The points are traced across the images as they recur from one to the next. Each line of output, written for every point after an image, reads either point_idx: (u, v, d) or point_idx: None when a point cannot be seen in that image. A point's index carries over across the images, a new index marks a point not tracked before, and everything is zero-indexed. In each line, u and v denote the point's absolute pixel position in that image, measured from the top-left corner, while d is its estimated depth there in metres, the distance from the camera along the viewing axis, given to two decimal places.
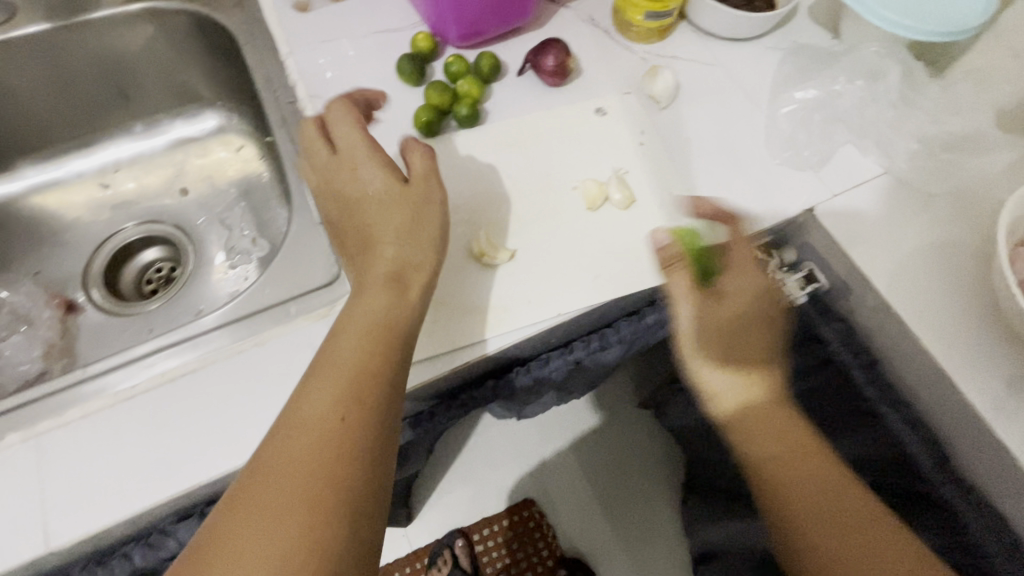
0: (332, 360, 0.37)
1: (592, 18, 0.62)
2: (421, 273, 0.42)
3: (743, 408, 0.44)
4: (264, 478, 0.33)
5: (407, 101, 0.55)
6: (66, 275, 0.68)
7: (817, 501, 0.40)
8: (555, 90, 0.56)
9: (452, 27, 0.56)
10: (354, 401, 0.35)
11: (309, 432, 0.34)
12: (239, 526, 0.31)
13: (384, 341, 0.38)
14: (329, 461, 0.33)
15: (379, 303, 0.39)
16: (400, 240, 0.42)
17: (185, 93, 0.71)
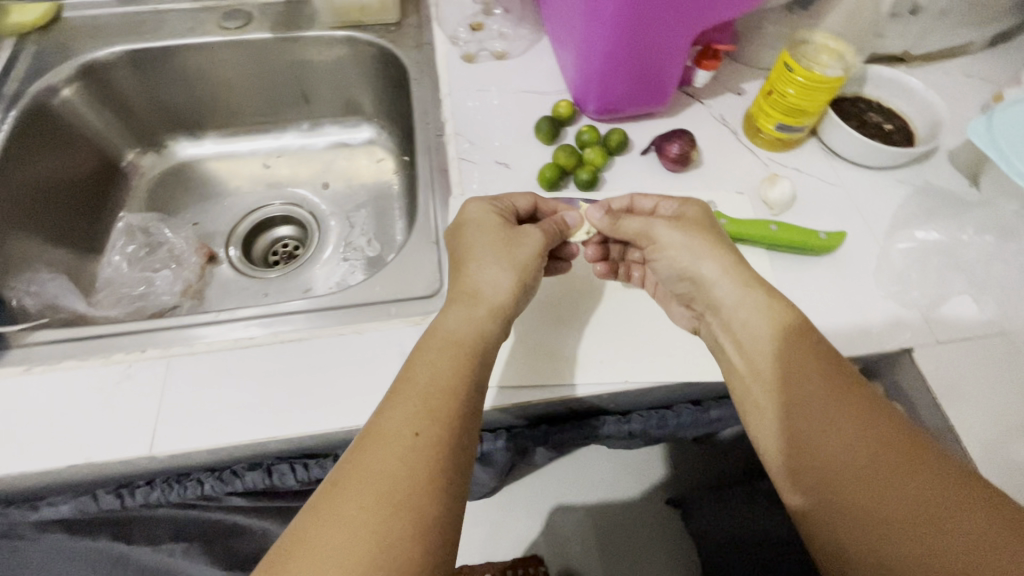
0: (418, 380, 0.40)
1: (723, 117, 0.65)
2: (503, 302, 0.46)
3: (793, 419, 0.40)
4: (348, 502, 0.34)
5: (536, 157, 0.61)
6: (215, 230, 0.80)
7: (876, 480, 0.35)
8: (673, 175, 0.60)
9: (593, 100, 0.62)
10: (430, 421, 0.38)
11: (389, 452, 0.36)
12: (318, 536, 0.33)
13: (473, 372, 0.41)
14: (408, 489, 0.35)
15: (469, 324, 0.44)
16: (484, 263, 0.47)
17: (353, 107, 0.83)
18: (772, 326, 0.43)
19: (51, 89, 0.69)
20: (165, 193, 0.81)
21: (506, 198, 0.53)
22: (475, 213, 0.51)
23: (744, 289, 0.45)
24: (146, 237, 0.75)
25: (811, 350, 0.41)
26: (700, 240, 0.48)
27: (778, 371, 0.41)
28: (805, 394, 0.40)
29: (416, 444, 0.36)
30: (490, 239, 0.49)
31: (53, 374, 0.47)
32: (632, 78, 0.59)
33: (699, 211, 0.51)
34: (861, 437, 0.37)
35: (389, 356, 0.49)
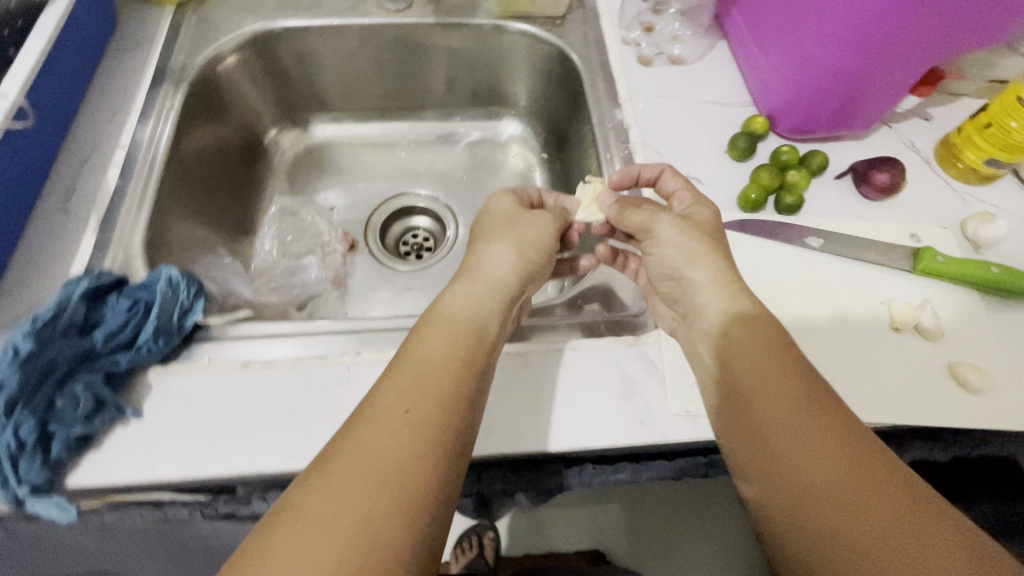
0: (416, 358, 0.38)
1: (913, 144, 0.63)
2: (502, 295, 0.46)
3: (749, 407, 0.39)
4: (338, 467, 0.31)
5: (729, 173, 0.60)
6: (352, 216, 0.79)
7: (847, 495, 0.32)
8: (872, 203, 0.58)
9: (792, 117, 0.60)
10: (422, 398, 0.35)
11: (380, 427, 0.33)
12: (289, 535, 0.28)
13: (473, 347, 0.40)
14: (397, 460, 0.31)
15: (475, 306, 0.44)
16: (499, 244, 0.50)
17: (498, 99, 0.81)
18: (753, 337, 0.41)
19: (218, 58, 0.67)
20: (303, 173, 0.80)
21: (524, 189, 0.58)
22: (493, 203, 0.56)
23: (731, 299, 0.44)
24: (293, 220, 0.74)
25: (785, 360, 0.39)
26: (695, 245, 0.47)
27: (760, 365, 0.40)
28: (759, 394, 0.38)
29: (415, 411, 0.34)
30: (508, 224, 0.53)
31: (272, 372, 0.46)
32: (850, 98, 0.57)
33: (708, 215, 0.49)
34: (822, 455, 0.34)
35: (608, 375, 0.48)
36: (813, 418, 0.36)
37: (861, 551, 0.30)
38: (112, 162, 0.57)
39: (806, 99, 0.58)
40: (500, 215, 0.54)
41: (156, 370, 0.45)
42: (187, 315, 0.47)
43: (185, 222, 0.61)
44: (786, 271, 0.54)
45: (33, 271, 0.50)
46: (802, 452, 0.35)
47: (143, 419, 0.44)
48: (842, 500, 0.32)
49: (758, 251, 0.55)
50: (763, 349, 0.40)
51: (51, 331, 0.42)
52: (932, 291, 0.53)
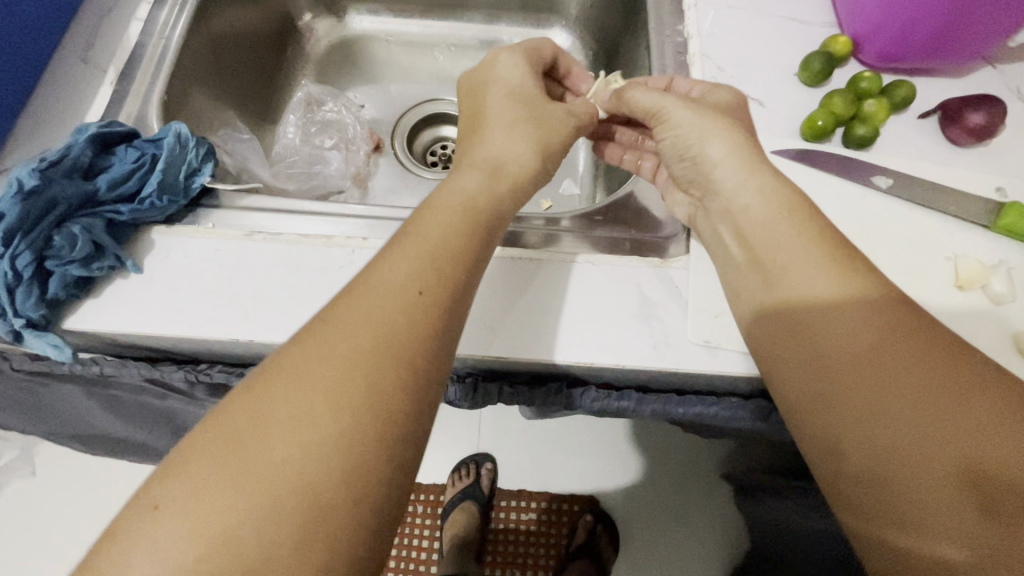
0: (364, 302, 0.31)
1: (1020, 90, 0.54)
2: (485, 207, 0.39)
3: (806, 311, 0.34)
4: (243, 410, 0.27)
5: (795, 99, 0.53)
6: (381, 117, 0.75)
7: (931, 431, 0.27)
8: (957, 149, 0.51)
9: (882, 40, 0.52)
10: (431, 283, 0.32)
11: (379, 308, 0.30)
12: (264, 409, 0.27)
13: (437, 285, 0.32)
14: (382, 356, 0.29)
15: (487, 188, 0.40)
16: (506, 134, 0.44)
17: (548, 4, 0.74)
18: (830, 279, 0.34)
19: None
20: (335, 67, 0.76)
21: (533, 53, 0.51)
22: (502, 71, 0.48)
23: (751, 170, 0.41)
24: (319, 112, 0.71)
25: (873, 306, 0.32)
26: (712, 120, 0.43)
27: (826, 263, 0.35)
28: (836, 348, 0.32)
29: (352, 354, 0.28)
30: (516, 107, 0.46)
31: (275, 245, 0.45)
32: (958, 16, 0.49)
33: (725, 100, 0.46)
34: (892, 367, 0.30)
35: (625, 294, 0.44)
36: (882, 326, 0.31)
37: (929, 463, 0.27)
38: (136, 17, 0.55)
39: (905, 16, 0.50)
40: (512, 92, 0.47)
41: (160, 228, 0.44)
42: (195, 177, 0.46)
43: (208, 93, 0.59)
44: (842, 212, 0.48)
45: (50, 116, 0.49)
46: (869, 362, 0.31)
47: (143, 274, 0.43)
48: (922, 433, 0.27)
49: (814, 186, 0.49)
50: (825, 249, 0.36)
51: (56, 171, 0.41)
52: (1010, 253, 0.47)
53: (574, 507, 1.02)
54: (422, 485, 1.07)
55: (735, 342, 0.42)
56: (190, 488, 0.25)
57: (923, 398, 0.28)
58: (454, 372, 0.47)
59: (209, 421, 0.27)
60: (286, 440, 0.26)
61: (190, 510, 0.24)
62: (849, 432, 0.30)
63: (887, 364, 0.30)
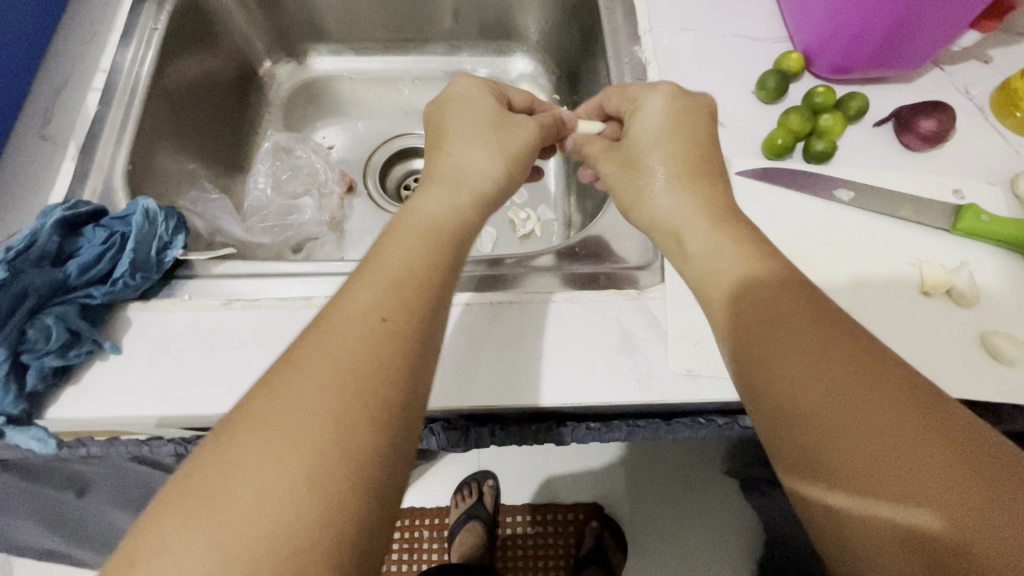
0: (331, 336, 0.30)
1: (967, 90, 0.56)
2: (455, 227, 0.39)
3: (747, 329, 0.32)
4: (218, 455, 0.25)
5: (756, 117, 0.54)
6: (351, 157, 0.75)
7: (873, 461, 0.25)
8: (912, 155, 0.52)
9: (831, 55, 0.54)
10: (399, 307, 0.32)
11: (344, 336, 0.30)
12: (235, 456, 0.25)
13: (405, 314, 0.32)
14: (355, 377, 0.28)
15: (455, 208, 0.41)
16: (466, 146, 0.45)
17: (508, 32, 0.75)
18: (785, 304, 0.32)
19: None
20: (300, 110, 0.76)
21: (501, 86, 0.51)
22: (464, 91, 0.48)
23: (706, 223, 0.38)
24: (288, 158, 0.71)
25: (812, 311, 0.31)
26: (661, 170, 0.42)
27: (769, 284, 0.33)
28: (775, 330, 0.31)
29: (322, 390, 0.27)
30: (477, 119, 0.46)
31: (255, 311, 0.45)
32: (902, 29, 0.50)
33: (660, 111, 0.44)
34: (831, 387, 0.27)
35: (606, 330, 0.45)
36: (817, 344, 0.29)
37: (871, 501, 0.24)
38: (92, 86, 0.54)
39: (851, 31, 0.51)
40: (472, 111, 0.47)
41: (135, 305, 0.44)
42: (167, 251, 0.45)
43: (174, 156, 0.58)
44: (810, 227, 0.49)
45: (16, 199, 0.49)
46: (808, 384, 0.28)
47: (123, 354, 0.42)
48: (862, 465, 0.25)
49: (780, 203, 0.50)
50: (763, 278, 0.34)
51: (24, 261, 0.40)
52: (970, 252, 0.48)
53: (578, 515, 1.03)
54: (426, 508, 1.07)
55: (716, 369, 0.43)
56: (168, 541, 0.23)
57: (877, 402, 0.26)
58: (445, 420, 0.47)
59: (181, 474, 0.25)
60: (260, 486, 0.24)
61: (171, 567, 0.23)
62: (802, 417, 0.28)
63: (823, 387, 0.28)
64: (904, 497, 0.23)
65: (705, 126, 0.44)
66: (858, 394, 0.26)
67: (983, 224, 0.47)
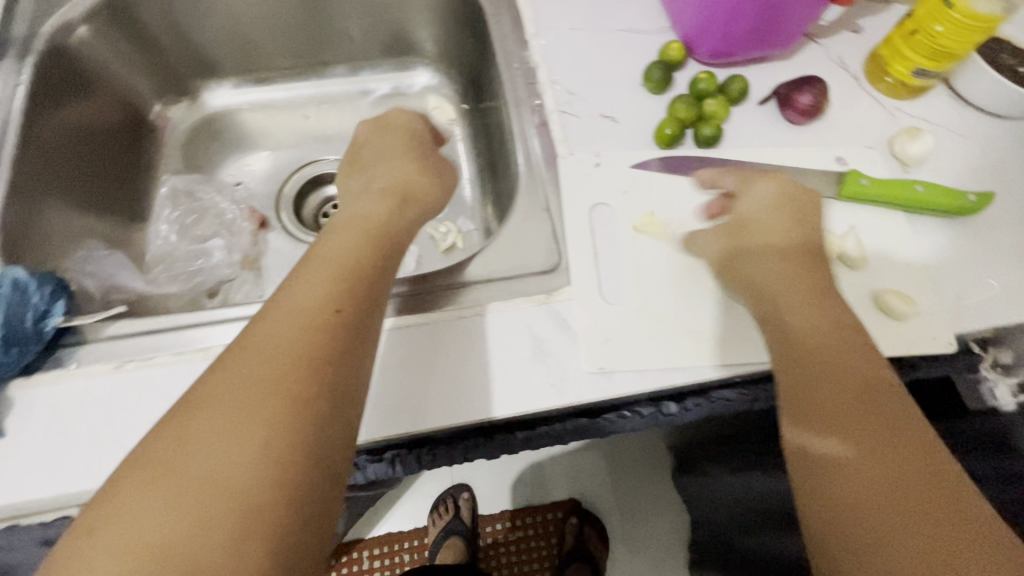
0: (279, 322, 0.35)
1: (841, 60, 0.59)
2: (387, 223, 0.45)
3: (791, 319, 0.41)
4: (180, 429, 0.30)
5: (646, 109, 0.55)
6: (262, 190, 0.73)
7: (875, 430, 0.35)
8: (796, 128, 0.54)
9: (709, 41, 0.55)
10: (347, 297, 0.37)
11: (290, 321, 0.35)
12: (194, 425, 0.30)
13: (351, 302, 0.37)
14: (300, 354, 0.33)
15: (388, 211, 0.46)
16: (377, 167, 0.51)
17: (406, 47, 0.74)
18: (809, 300, 0.41)
19: (68, 25, 0.58)
20: (201, 149, 0.73)
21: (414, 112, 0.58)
22: (396, 120, 0.55)
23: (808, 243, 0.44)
24: (191, 201, 0.68)
25: (821, 311, 0.41)
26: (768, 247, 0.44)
27: (818, 283, 0.42)
28: (817, 336, 0.39)
29: (270, 370, 0.32)
30: (384, 148, 0.53)
31: (151, 370, 0.43)
32: (769, 12, 0.52)
33: (769, 194, 0.46)
34: (842, 376, 0.37)
35: (517, 339, 0.45)
36: (840, 342, 0.39)
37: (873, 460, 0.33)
38: None
39: (724, 18, 0.53)
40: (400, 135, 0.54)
41: (18, 382, 0.41)
42: (46, 319, 0.43)
43: (58, 216, 0.55)
44: (708, 210, 0.50)
45: None
46: (827, 364, 0.38)
47: (8, 438, 0.40)
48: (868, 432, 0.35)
49: (677, 189, 0.51)
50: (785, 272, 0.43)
51: None
52: (857, 216, 0.51)
53: (556, 514, 1.04)
54: (402, 532, 1.05)
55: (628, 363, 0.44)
56: (130, 497, 0.27)
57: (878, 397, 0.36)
58: (370, 452, 0.46)
59: (143, 447, 0.29)
60: (217, 450, 0.29)
61: (134, 520, 0.26)
62: (802, 391, 0.38)
63: (832, 370, 0.38)
64: (876, 462, 0.33)
65: (798, 206, 0.46)
66: (853, 377, 0.37)
67: (861, 187, 0.50)
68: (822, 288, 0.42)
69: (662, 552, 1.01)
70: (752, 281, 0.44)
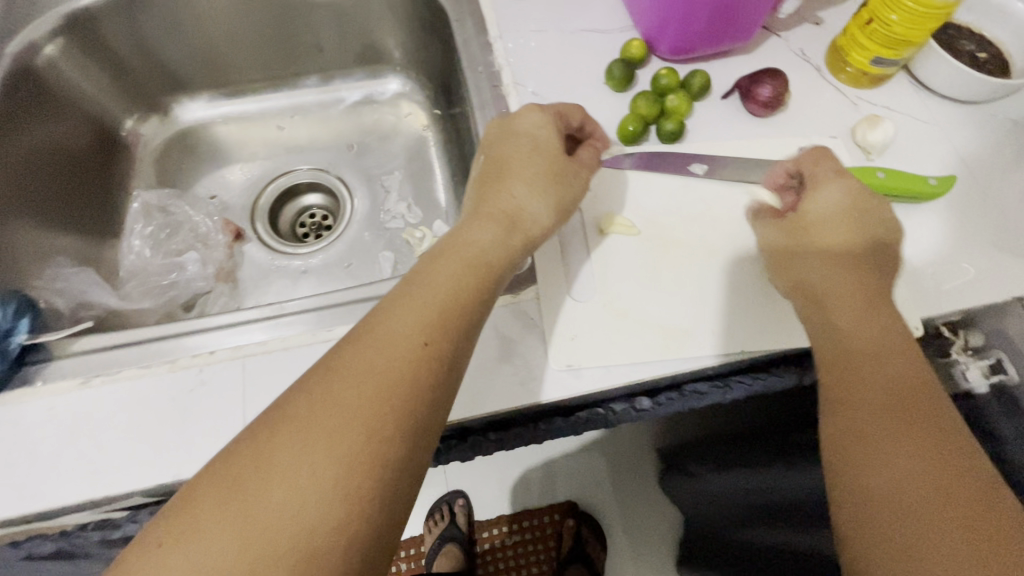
0: (374, 351, 0.34)
1: (802, 52, 0.59)
2: (498, 259, 0.41)
3: (830, 331, 0.41)
4: (260, 446, 0.30)
5: (609, 106, 0.56)
6: (237, 203, 0.73)
7: (912, 439, 0.35)
8: (759, 120, 0.55)
9: (669, 38, 0.56)
10: (440, 333, 0.36)
11: (389, 352, 0.34)
12: (275, 452, 0.30)
13: (444, 339, 0.36)
14: (390, 395, 0.32)
15: (501, 245, 0.42)
16: (524, 187, 0.45)
17: (376, 55, 0.74)
18: (863, 313, 0.41)
19: (32, 46, 0.58)
20: (174, 163, 0.73)
21: (556, 108, 0.50)
22: (532, 126, 0.47)
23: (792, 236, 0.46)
24: (164, 215, 0.68)
25: (879, 324, 0.40)
26: (820, 261, 0.43)
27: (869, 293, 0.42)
28: (860, 339, 0.40)
29: (358, 401, 0.32)
30: (540, 161, 0.46)
31: (115, 385, 0.42)
32: (721, 10, 0.52)
33: (839, 201, 0.45)
34: (895, 385, 0.37)
35: (484, 339, 0.45)
36: (892, 352, 0.39)
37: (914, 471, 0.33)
38: None
39: (677, 17, 0.53)
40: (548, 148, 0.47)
41: None
42: (10, 337, 0.43)
43: (26, 235, 0.55)
44: (672, 204, 0.51)
45: None
46: (884, 378, 0.38)
47: None
48: (903, 440, 0.35)
49: (642, 185, 0.51)
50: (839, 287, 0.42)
51: None
52: None
53: (555, 516, 1.03)
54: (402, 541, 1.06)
55: (594, 359, 0.44)
56: (205, 525, 0.28)
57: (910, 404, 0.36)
58: None
59: (221, 464, 0.30)
60: (291, 481, 0.29)
61: (202, 545, 0.27)
62: (845, 403, 0.38)
63: (893, 382, 0.37)
64: (923, 471, 0.33)
65: (864, 208, 0.45)
66: (904, 388, 0.37)
67: None
68: (871, 298, 0.41)
69: (656, 550, 1.00)
70: (800, 292, 0.44)
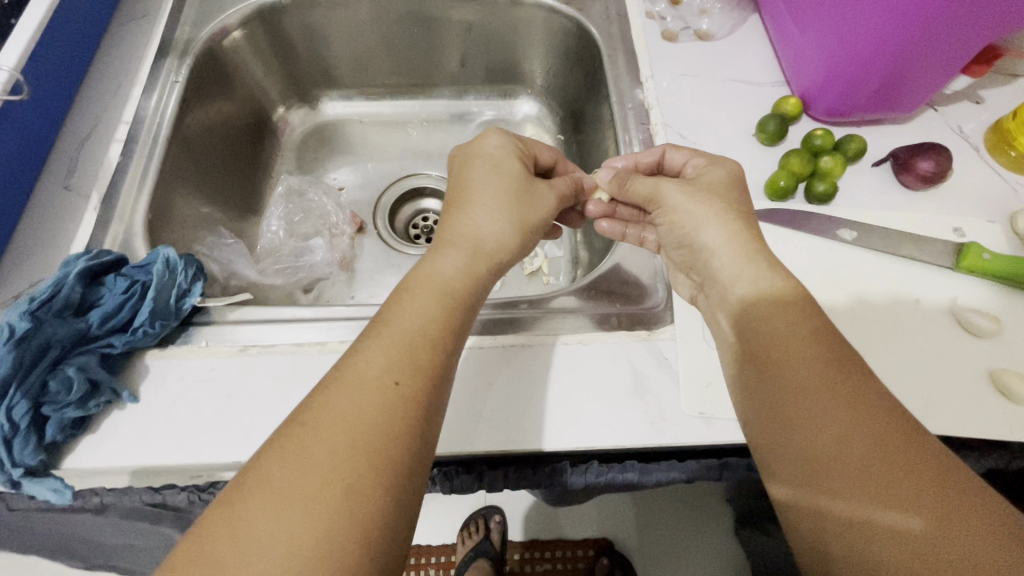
0: (349, 403, 0.32)
1: (961, 129, 0.58)
2: (467, 294, 0.40)
3: (760, 357, 0.36)
4: (230, 523, 0.27)
5: (756, 159, 0.56)
6: (361, 197, 0.77)
7: (874, 471, 0.28)
8: (909, 194, 0.54)
9: (828, 99, 0.56)
10: (414, 374, 0.34)
11: (365, 398, 0.32)
12: (249, 513, 0.27)
13: (419, 380, 0.34)
14: (375, 436, 0.30)
15: (466, 275, 0.41)
16: (488, 208, 0.45)
17: (513, 77, 0.77)
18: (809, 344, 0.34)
19: (223, 31, 0.65)
20: (310, 151, 0.78)
21: (528, 144, 0.52)
22: (492, 150, 0.49)
23: (744, 245, 0.41)
24: (301, 201, 0.72)
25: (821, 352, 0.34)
26: (707, 206, 0.43)
27: (791, 316, 0.36)
28: (786, 352, 0.35)
29: (331, 459, 0.29)
30: (506, 186, 0.46)
31: (270, 358, 0.45)
32: (896, 76, 0.52)
33: (721, 176, 0.45)
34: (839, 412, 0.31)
35: (618, 371, 0.45)
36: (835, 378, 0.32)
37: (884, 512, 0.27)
38: (115, 137, 0.56)
39: (847, 77, 0.53)
40: (501, 168, 0.48)
41: (154, 353, 0.45)
42: (186, 298, 0.46)
43: (191, 202, 0.60)
44: (814, 267, 0.50)
45: (39, 248, 0.50)
46: (827, 408, 0.31)
47: (139, 403, 0.43)
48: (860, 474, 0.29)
49: (785, 244, 0.51)
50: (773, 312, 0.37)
51: (47, 311, 0.41)
52: (972, 290, 0.49)
53: (588, 552, 1.00)
54: (433, 546, 1.04)
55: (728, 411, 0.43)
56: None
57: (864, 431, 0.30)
58: (459, 464, 0.46)
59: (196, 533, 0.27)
60: (274, 541, 0.26)
61: None
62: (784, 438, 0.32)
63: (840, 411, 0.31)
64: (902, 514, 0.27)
65: (745, 188, 0.45)
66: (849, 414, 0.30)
67: (981, 262, 0.48)
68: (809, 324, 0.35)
69: None
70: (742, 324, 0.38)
